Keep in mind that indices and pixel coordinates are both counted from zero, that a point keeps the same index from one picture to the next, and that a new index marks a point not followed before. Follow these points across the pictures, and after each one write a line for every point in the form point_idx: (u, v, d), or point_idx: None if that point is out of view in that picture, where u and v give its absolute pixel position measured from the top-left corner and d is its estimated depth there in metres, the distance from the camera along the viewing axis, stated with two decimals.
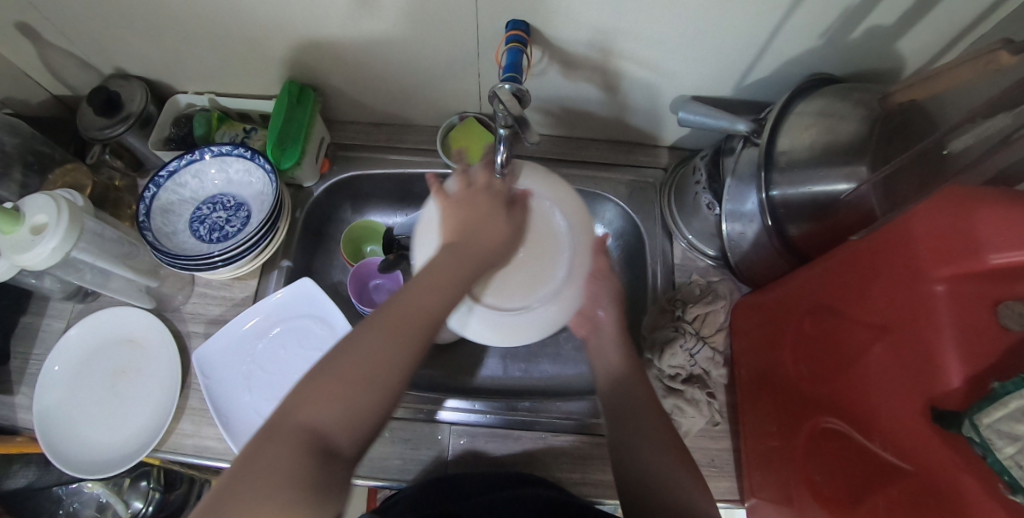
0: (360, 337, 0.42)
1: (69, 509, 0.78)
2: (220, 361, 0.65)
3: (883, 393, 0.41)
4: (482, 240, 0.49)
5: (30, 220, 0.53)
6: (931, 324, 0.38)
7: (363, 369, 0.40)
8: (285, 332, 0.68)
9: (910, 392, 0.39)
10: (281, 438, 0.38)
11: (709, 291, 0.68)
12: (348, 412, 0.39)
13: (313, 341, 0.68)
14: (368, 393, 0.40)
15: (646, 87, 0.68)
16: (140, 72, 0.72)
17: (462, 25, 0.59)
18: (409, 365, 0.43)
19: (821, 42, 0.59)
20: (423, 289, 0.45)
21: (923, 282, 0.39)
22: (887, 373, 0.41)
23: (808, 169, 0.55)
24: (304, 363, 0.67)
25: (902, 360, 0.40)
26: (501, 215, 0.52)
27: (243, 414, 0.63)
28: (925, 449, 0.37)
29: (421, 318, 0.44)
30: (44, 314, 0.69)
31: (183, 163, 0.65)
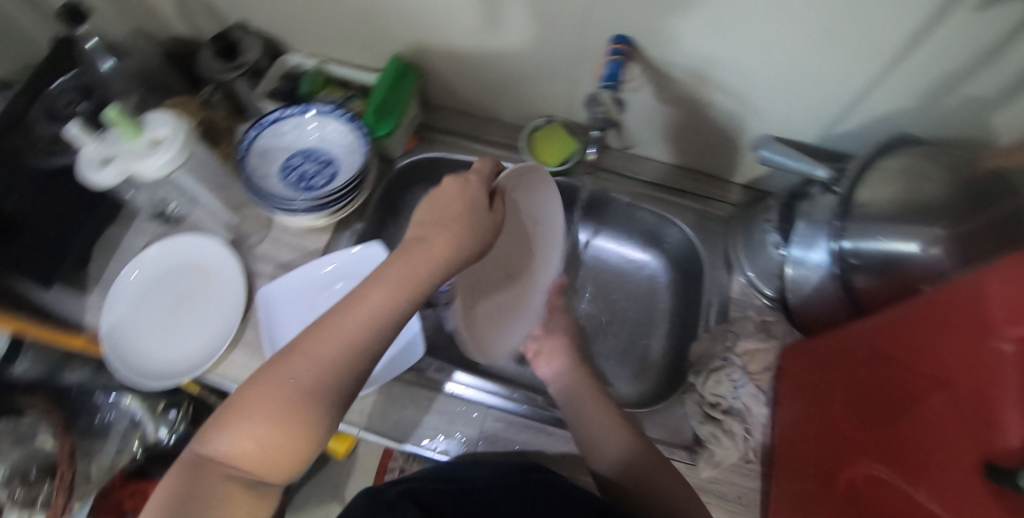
0: (291, 358, 0.43)
1: (105, 420, 0.81)
2: (285, 301, 0.68)
3: (936, 444, 0.41)
4: (444, 256, 0.48)
5: (150, 133, 0.58)
6: (994, 379, 0.38)
7: (282, 390, 0.42)
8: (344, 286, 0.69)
9: (964, 445, 0.39)
10: (202, 472, 0.41)
11: (764, 329, 0.68)
12: (272, 445, 0.42)
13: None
14: (286, 430, 0.42)
15: (732, 122, 0.70)
16: (260, 27, 0.78)
17: (571, 31, 0.62)
18: (356, 368, 0.45)
19: (915, 102, 0.60)
20: (342, 343, 0.44)
21: (992, 339, 0.39)
22: (940, 425, 0.41)
23: (883, 222, 0.56)
24: None
25: (960, 412, 0.40)
26: (468, 233, 0.50)
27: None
28: (970, 501, 0.37)
29: (365, 333, 0.45)
30: (128, 229, 0.75)
31: (285, 114, 0.70)
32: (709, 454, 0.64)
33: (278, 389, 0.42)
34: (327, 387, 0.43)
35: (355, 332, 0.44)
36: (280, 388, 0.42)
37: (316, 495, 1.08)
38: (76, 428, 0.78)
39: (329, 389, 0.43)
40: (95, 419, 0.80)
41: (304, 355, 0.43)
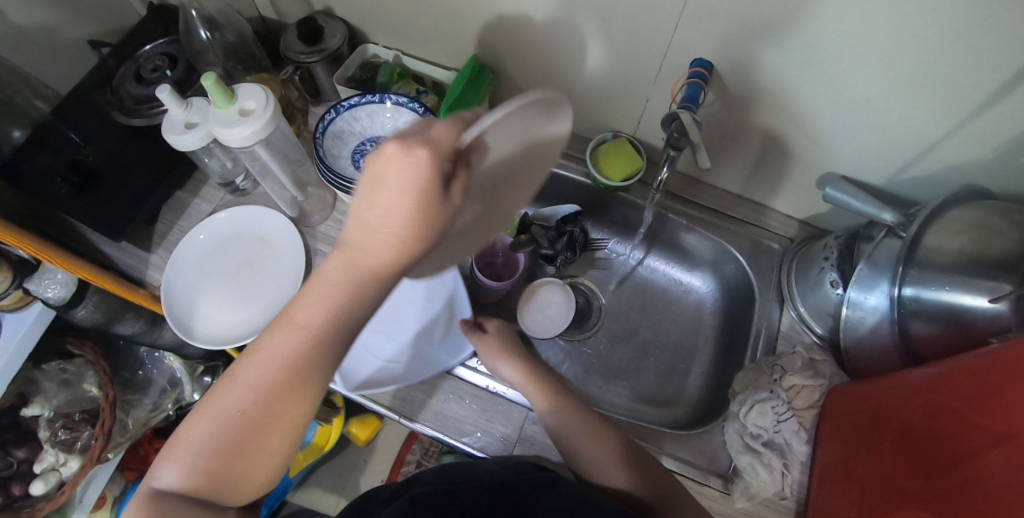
0: (227, 389, 0.41)
1: (146, 374, 0.84)
2: None
3: (990, 496, 0.40)
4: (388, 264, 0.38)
5: (241, 103, 0.60)
6: None
7: (233, 410, 0.41)
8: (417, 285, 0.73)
9: (1019, 498, 0.37)
10: (164, 494, 0.41)
11: (811, 367, 0.68)
12: (233, 460, 0.41)
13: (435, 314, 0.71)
14: (244, 445, 0.41)
15: (798, 156, 0.70)
16: (344, 15, 0.80)
17: (651, 50, 0.63)
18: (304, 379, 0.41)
19: (993, 156, 0.60)
20: (275, 372, 0.41)
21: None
22: (999, 479, 0.40)
23: (949, 272, 0.55)
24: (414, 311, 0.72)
25: (1019, 466, 0.39)
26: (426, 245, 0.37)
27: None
28: None
29: (310, 345, 0.40)
30: (196, 194, 0.78)
31: (362, 101, 0.72)
32: (746, 484, 0.63)
33: (221, 421, 0.41)
34: (270, 415, 0.41)
35: (298, 346, 0.40)
36: (220, 420, 0.41)
37: (331, 478, 1.09)
38: (119, 378, 0.82)
39: (278, 404, 0.41)
40: (137, 371, 0.84)
41: (241, 389, 0.41)
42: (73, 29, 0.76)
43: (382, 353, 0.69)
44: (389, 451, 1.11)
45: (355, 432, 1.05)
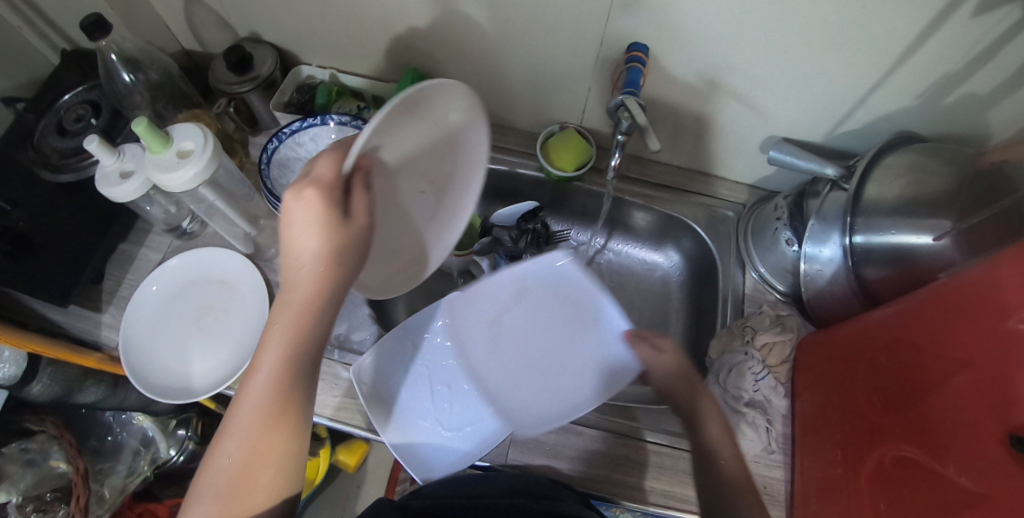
0: (218, 444, 0.41)
1: (116, 438, 0.80)
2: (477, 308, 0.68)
3: (960, 421, 0.44)
4: (316, 271, 0.44)
5: (177, 146, 0.58)
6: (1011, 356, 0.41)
7: (232, 453, 0.41)
8: (571, 323, 0.65)
9: (986, 419, 0.42)
10: None
11: (778, 323, 0.70)
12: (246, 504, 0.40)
13: (566, 362, 0.65)
14: (250, 485, 0.41)
15: (742, 124, 0.72)
16: (272, 39, 0.78)
17: (589, 39, 0.64)
18: (285, 400, 0.42)
19: (915, 102, 0.64)
20: (255, 413, 0.42)
21: (1006, 321, 0.42)
22: (963, 404, 0.44)
23: (894, 215, 0.59)
24: (562, 329, 0.66)
25: (982, 391, 0.43)
26: (340, 253, 0.44)
27: (486, 359, 0.68)
28: (995, 472, 0.40)
29: (281, 367, 0.43)
30: (141, 244, 0.74)
31: (303, 125, 0.69)
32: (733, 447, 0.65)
33: (217, 475, 0.41)
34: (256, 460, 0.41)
35: (278, 372, 0.42)
36: (213, 481, 0.40)
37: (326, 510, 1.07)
38: (86, 447, 0.78)
39: (273, 430, 0.42)
40: (106, 437, 0.79)
41: (225, 448, 0.42)
42: None
43: (524, 376, 0.66)
44: (380, 471, 1.10)
45: (344, 459, 1.01)
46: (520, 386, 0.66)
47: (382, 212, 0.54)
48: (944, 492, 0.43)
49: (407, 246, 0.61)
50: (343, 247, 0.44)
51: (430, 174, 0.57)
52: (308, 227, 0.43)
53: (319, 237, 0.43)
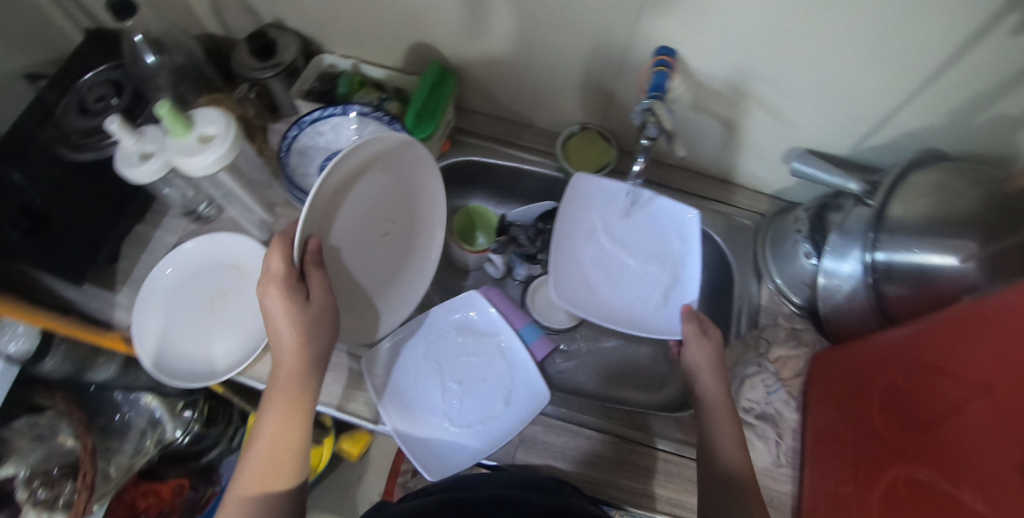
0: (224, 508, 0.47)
1: (123, 417, 0.80)
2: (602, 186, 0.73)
3: (978, 447, 0.43)
4: (292, 346, 0.51)
5: (199, 130, 0.58)
6: None
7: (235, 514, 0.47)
8: (653, 272, 0.72)
9: (1005, 446, 0.41)
10: None
11: (793, 337, 0.71)
12: None
13: (630, 297, 0.72)
14: None
15: (766, 133, 0.72)
16: (296, 26, 0.77)
17: (616, 42, 0.64)
18: (280, 458, 0.50)
19: (944, 120, 0.63)
20: (254, 476, 0.49)
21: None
22: (983, 430, 0.44)
23: (916, 234, 0.58)
24: (641, 272, 0.73)
25: (1003, 417, 0.42)
26: (316, 326, 0.51)
27: (597, 195, 0.73)
28: (1011, 499, 0.39)
29: (274, 436, 0.50)
30: (158, 226, 0.75)
31: (325, 114, 0.69)
32: None
33: None
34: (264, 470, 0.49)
35: (273, 440, 0.50)
36: None
37: (326, 499, 1.07)
38: (95, 425, 0.77)
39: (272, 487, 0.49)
40: (114, 415, 0.79)
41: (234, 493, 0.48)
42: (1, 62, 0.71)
43: (588, 280, 0.73)
44: (383, 463, 1.10)
45: (348, 448, 1.00)
46: (580, 288, 0.72)
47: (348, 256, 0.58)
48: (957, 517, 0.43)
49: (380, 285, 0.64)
50: (314, 321, 0.51)
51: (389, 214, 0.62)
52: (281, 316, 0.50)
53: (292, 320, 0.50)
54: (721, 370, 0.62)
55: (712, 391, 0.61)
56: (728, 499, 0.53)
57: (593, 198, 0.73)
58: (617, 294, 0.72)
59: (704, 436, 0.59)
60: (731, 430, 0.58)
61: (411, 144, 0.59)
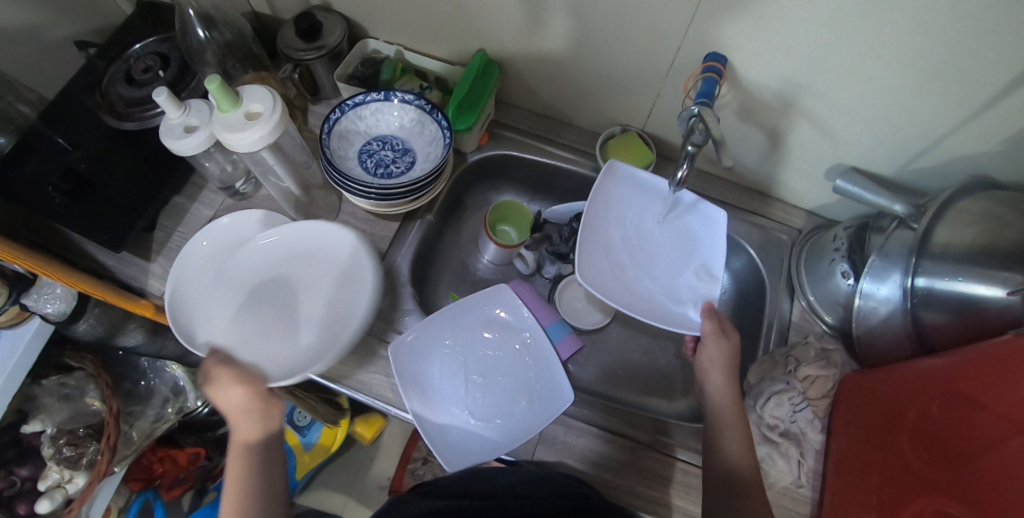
0: None
1: (148, 384, 0.82)
2: (638, 179, 0.72)
3: (1011, 482, 0.43)
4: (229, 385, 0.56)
5: (246, 107, 0.59)
6: None
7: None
8: (680, 265, 0.71)
9: None
10: None
11: (823, 357, 0.68)
12: None
13: (655, 287, 0.69)
14: None
15: (809, 148, 0.70)
16: (343, 9, 0.78)
17: (664, 45, 0.63)
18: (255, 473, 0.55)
19: (1001, 147, 0.61)
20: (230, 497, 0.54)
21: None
22: (1017, 465, 0.43)
23: (962, 262, 0.57)
24: (667, 264, 0.71)
25: None
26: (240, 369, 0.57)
27: (629, 189, 0.72)
28: None
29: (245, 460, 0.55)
30: (195, 198, 0.75)
31: (369, 99, 0.69)
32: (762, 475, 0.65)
33: None
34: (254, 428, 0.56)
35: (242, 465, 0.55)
36: None
37: (336, 479, 1.08)
38: (120, 388, 0.79)
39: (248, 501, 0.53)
40: (139, 381, 0.81)
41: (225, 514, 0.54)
42: (55, 28, 0.72)
43: (616, 262, 0.69)
44: (393, 449, 1.10)
45: (360, 431, 1.01)
46: (607, 269, 0.68)
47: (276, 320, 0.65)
48: None
49: (324, 325, 0.64)
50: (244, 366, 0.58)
51: (319, 272, 0.67)
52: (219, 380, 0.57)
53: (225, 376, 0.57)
54: (732, 371, 0.62)
55: (721, 394, 0.61)
56: (731, 499, 0.54)
57: (629, 188, 0.72)
58: (644, 287, 0.69)
59: (709, 440, 0.60)
60: (741, 435, 0.58)
61: (255, 213, 0.70)
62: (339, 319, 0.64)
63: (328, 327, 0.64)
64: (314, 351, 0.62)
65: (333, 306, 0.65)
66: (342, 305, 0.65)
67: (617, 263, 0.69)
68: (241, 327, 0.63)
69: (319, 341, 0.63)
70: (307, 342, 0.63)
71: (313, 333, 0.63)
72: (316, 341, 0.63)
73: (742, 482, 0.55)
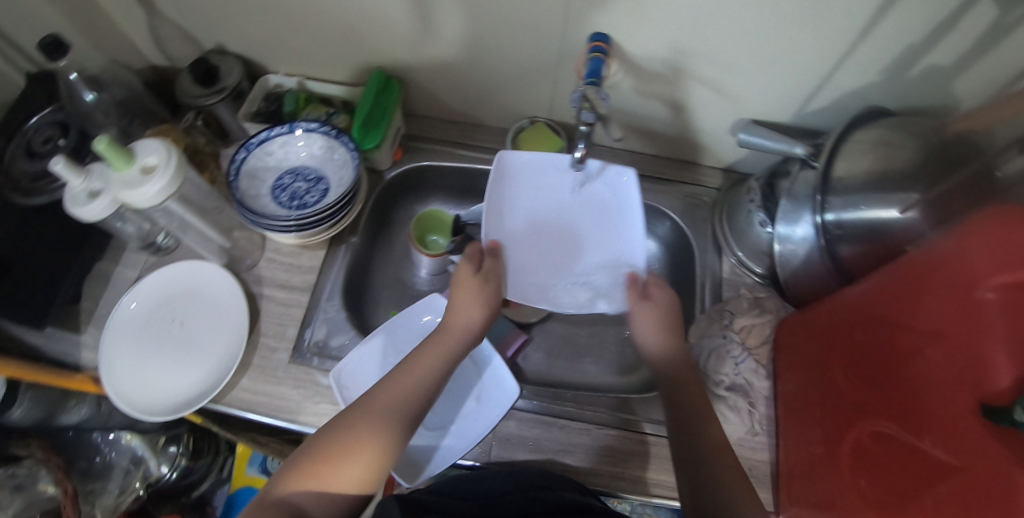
0: (353, 426, 0.48)
1: (105, 459, 0.80)
2: (523, 164, 0.71)
3: (935, 392, 0.44)
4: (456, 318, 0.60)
5: (140, 161, 0.58)
6: (984, 328, 0.42)
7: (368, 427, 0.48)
8: (593, 239, 0.72)
9: (961, 393, 0.42)
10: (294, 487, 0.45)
11: (756, 305, 0.71)
12: (351, 463, 0.46)
13: (570, 269, 0.71)
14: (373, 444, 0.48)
15: (709, 109, 0.73)
16: (237, 49, 0.78)
17: (549, 33, 0.64)
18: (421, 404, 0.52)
19: (881, 77, 0.64)
20: (384, 407, 0.50)
21: (976, 290, 0.43)
22: (939, 376, 0.44)
23: (862, 192, 0.59)
24: (579, 241, 0.72)
25: (955, 363, 0.43)
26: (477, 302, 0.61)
27: (521, 176, 0.72)
28: (973, 443, 0.40)
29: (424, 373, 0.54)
30: (118, 262, 0.75)
31: (273, 134, 0.69)
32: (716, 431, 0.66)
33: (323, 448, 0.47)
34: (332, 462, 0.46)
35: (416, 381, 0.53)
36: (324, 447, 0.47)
37: None
38: (75, 469, 0.77)
39: (405, 407, 0.51)
40: (94, 457, 0.79)
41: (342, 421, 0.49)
42: None
43: (526, 259, 0.71)
44: None
45: None
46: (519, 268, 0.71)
47: (166, 360, 0.66)
48: (928, 468, 0.43)
49: (209, 353, 0.66)
50: (487, 294, 0.63)
51: (205, 306, 0.69)
52: (470, 296, 0.62)
53: (473, 297, 0.62)
54: (669, 329, 0.62)
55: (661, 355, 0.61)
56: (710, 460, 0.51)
57: (522, 181, 0.72)
58: (557, 274, 0.71)
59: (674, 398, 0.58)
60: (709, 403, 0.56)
61: (173, 268, 0.70)
62: (227, 345, 0.66)
63: (212, 354, 0.66)
64: (205, 379, 0.64)
65: (212, 332, 0.67)
66: (225, 329, 0.67)
67: (523, 261, 0.71)
68: (164, 381, 0.65)
69: (208, 371, 0.65)
70: (194, 372, 0.65)
71: (201, 363, 0.66)
72: (202, 369, 0.65)
73: (709, 451, 0.52)
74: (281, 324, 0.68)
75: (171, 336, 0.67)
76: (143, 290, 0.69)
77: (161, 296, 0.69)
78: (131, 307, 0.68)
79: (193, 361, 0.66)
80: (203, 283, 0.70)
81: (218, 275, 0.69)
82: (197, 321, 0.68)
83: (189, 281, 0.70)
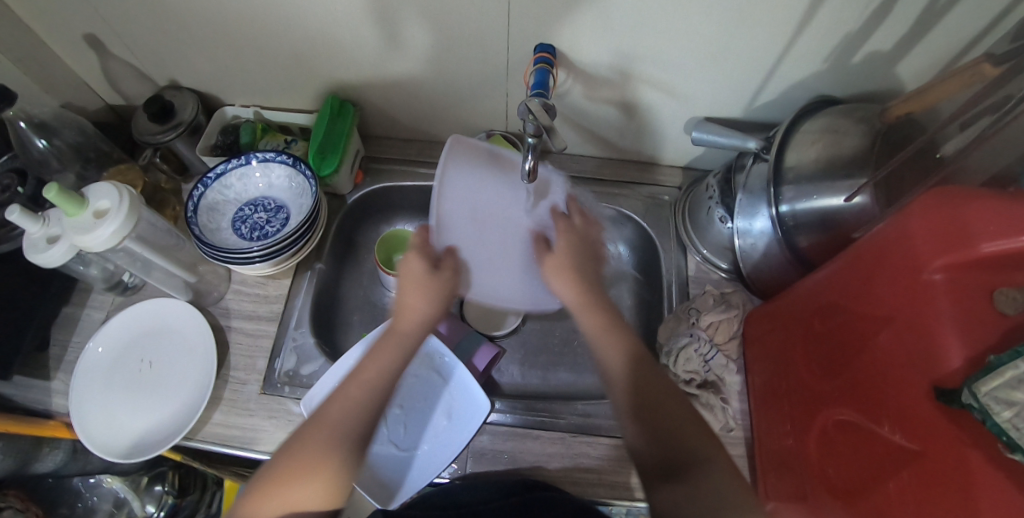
0: (311, 435, 0.48)
1: (87, 504, 0.81)
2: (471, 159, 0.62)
3: (888, 376, 0.44)
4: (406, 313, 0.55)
5: (93, 205, 0.58)
6: (930, 309, 0.42)
7: (327, 431, 0.48)
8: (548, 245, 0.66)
9: (912, 376, 0.42)
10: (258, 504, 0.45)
11: (723, 301, 0.71)
12: (313, 469, 0.46)
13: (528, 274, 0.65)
14: (331, 449, 0.47)
15: (662, 110, 0.73)
16: (191, 84, 0.78)
17: (495, 46, 0.64)
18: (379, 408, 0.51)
19: (825, 66, 0.64)
20: (341, 413, 0.49)
21: (921, 272, 0.43)
22: (891, 361, 0.44)
23: (814, 181, 0.59)
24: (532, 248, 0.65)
25: (904, 347, 0.43)
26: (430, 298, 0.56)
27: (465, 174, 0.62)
28: (927, 426, 0.40)
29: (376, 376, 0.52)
30: (85, 304, 0.75)
31: (230, 166, 0.70)
32: None
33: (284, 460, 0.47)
34: (298, 468, 0.46)
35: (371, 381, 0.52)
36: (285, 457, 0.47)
37: None
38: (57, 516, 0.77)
39: (363, 413, 0.50)
40: (77, 503, 0.80)
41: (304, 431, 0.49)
42: None
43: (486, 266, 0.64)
44: None
45: None
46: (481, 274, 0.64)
47: (137, 401, 0.66)
48: (889, 454, 0.43)
49: (178, 388, 0.66)
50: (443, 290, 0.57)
51: (173, 343, 0.69)
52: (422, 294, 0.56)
53: (423, 293, 0.56)
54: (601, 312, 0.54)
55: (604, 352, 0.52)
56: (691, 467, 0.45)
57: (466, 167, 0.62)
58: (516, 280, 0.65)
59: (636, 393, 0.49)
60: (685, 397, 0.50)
61: (139, 307, 0.70)
62: (196, 379, 0.66)
63: (182, 390, 0.66)
64: (176, 415, 0.64)
65: (181, 368, 0.67)
66: (194, 364, 0.67)
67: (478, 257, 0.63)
68: (135, 422, 0.64)
69: (179, 407, 0.64)
70: (166, 410, 0.65)
71: (172, 400, 0.65)
72: (173, 406, 0.65)
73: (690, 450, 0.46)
74: (251, 356, 0.68)
75: (140, 375, 0.67)
76: (110, 333, 0.68)
77: (128, 337, 0.69)
78: (98, 351, 0.67)
79: (164, 399, 0.65)
80: (170, 320, 0.70)
81: (184, 311, 0.69)
82: (166, 358, 0.68)
83: (156, 319, 0.70)
